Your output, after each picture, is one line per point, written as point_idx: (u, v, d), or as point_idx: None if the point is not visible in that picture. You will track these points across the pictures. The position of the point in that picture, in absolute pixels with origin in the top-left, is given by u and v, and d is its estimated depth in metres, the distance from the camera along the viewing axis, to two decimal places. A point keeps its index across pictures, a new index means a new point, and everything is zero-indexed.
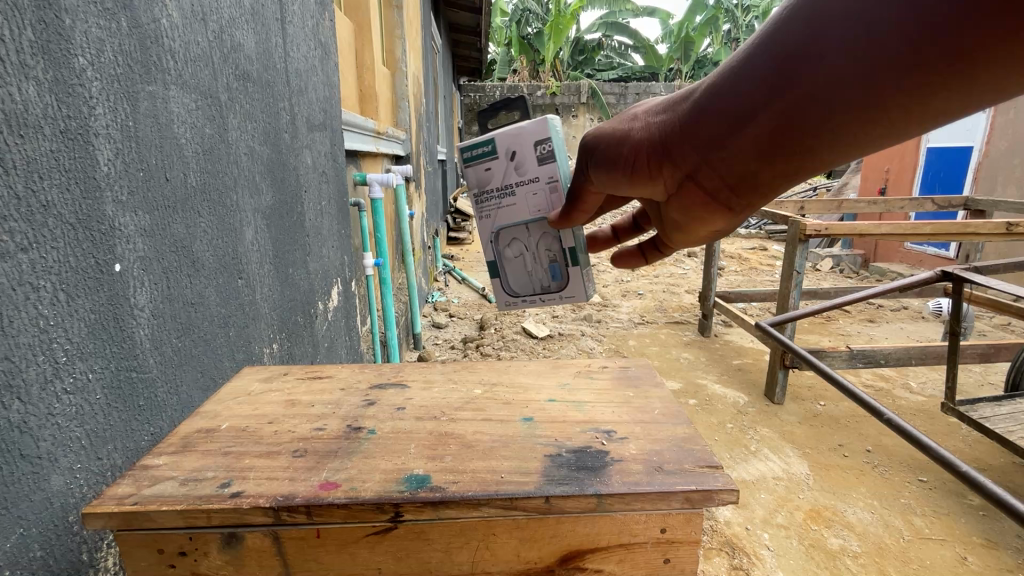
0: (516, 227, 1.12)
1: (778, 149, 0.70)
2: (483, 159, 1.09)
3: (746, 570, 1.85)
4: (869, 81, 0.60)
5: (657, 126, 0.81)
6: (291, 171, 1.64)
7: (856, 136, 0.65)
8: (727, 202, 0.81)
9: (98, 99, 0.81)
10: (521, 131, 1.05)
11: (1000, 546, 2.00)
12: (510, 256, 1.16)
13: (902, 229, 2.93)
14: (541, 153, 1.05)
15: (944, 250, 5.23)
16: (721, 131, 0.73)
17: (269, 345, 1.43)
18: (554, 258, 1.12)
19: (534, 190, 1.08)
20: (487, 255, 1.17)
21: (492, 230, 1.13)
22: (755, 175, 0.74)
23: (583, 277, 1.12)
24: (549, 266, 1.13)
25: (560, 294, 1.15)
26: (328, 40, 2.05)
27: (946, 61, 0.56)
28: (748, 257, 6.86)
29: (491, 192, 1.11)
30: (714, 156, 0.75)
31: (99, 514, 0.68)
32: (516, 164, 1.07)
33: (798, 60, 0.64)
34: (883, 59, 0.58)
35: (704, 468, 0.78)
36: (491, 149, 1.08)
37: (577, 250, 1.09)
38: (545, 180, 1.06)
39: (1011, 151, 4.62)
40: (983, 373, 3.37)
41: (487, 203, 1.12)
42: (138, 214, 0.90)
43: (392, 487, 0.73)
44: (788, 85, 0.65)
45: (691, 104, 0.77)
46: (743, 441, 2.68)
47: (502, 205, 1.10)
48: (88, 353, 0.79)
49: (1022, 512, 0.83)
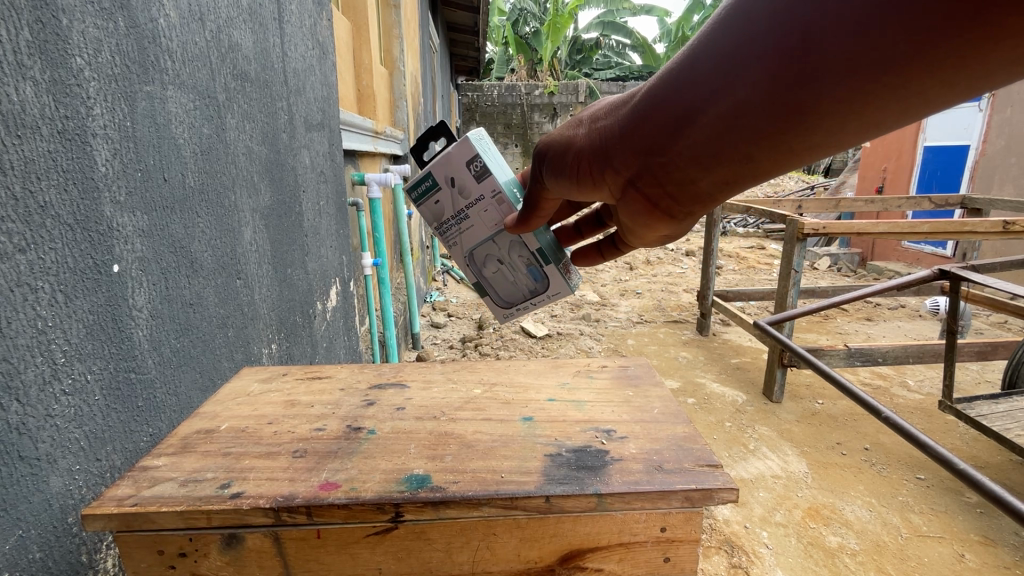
0: (484, 243, 1.12)
1: (724, 156, 0.64)
2: (431, 194, 1.11)
3: (744, 569, 1.85)
4: (829, 78, 0.53)
5: (598, 132, 0.76)
6: (289, 171, 1.63)
7: (815, 142, 0.59)
8: (671, 212, 0.76)
9: (96, 99, 0.81)
10: (449, 156, 1.07)
11: (996, 544, 2.00)
12: (490, 272, 1.17)
13: (900, 228, 2.94)
14: (475, 170, 1.07)
15: (941, 248, 5.26)
16: (660, 137, 0.67)
17: (268, 346, 1.43)
18: (529, 262, 1.11)
19: (484, 206, 1.08)
20: (470, 277, 1.19)
21: (465, 253, 1.14)
22: (695, 185, 0.69)
23: (561, 271, 1.10)
24: (528, 270, 1.12)
25: (547, 293, 1.14)
26: (325, 39, 2.04)
27: (923, 57, 0.48)
28: (747, 256, 6.87)
29: (448, 221, 1.12)
30: (653, 163, 0.70)
31: (99, 516, 0.68)
32: (459, 188, 1.09)
33: (746, 59, 0.57)
34: (850, 54, 0.51)
35: (704, 467, 0.79)
36: (433, 182, 1.10)
37: (545, 249, 1.07)
38: (489, 195, 1.07)
39: (1008, 149, 4.63)
40: (980, 370, 3.39)
41: (449, 232, 1.13)
42: (136, 214, 0.90)
43: (392, 487, 0.73)
44: (732, 87, 0.59)
45: (631, 107, 0.71)
46: (742, 439, 2.68)
47: (462, 229, 1.12)
48: (88, 353, 0.79)
49: (1019, 510, 0.83)
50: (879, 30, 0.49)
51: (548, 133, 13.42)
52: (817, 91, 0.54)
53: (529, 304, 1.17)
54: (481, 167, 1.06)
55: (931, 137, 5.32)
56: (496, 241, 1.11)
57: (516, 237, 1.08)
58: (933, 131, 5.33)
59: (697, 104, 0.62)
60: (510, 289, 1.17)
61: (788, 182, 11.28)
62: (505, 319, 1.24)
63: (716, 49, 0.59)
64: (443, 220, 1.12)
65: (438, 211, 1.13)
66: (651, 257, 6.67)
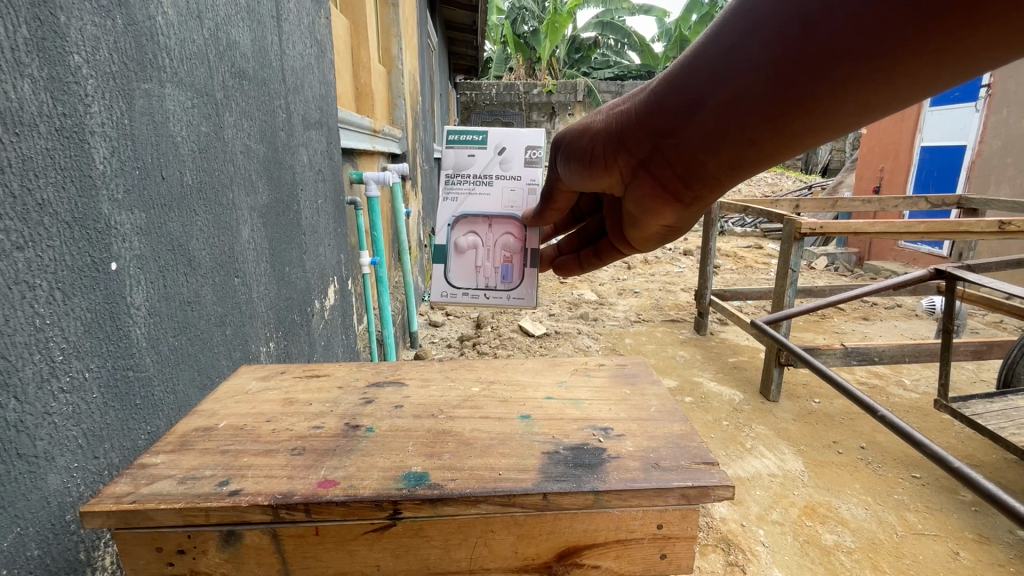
0: (480, 217, 1.33)
1: (718, 141, 0.78)
2: (472, 147, 1.34)
3: (741, 567, 1.86)
4: (798, 78, 0.66)
5: (616, 120, 0.92)
6: (287, 169, 1.63)
7: (791, 133, 0.71)
8: (677, 194, 0.90)
9: (93, 97, 0.81)
10: (515, 136, 1.32)
11: (991, 541, 2.02)
12: (463, 246, 1.34)
13: (897, 228, 2.95)
14: (529, 156, 1.31)
15: (938, 248, 5.28)
16: (668, 124, 0.82)
17: (265, 344, 1.42)
18: (509, 259, 1.33)
19: (512, 187, 1.33)
20: (441, 237, 1.35)
21: (455, 212, 1.33)
22: (698, 168, 0.83)
23: (532, 281, 1.32)
24: (504, 266, 1.34)
25: (506, 293, 1.33)
26: (324, 38, 2.05)
27: (869, 63, 0.61)
28: (744, 255, 6.89)
29: (467, 177, 1.34)
30: (662, 147, 0.85)
31: (98, 513, 0.68)
32: (502, 159, 1.32)
33: (731, 61, 0.71)
34: (811, 59, 0.64)
35: (700, 464, 0.79)
36: (481, 140, 1.34)
37: (535, 253, 1.32)
38: (525, 182, 1.32)
39: (1004, 149, 4.65)
40: (975, 370, 3.40)
41: (461, 185, 1.34)
42: (134, 212, 0.90)
43: (390, 485, 0.74)
44: (723, 84, 0.73)
45: (645, 99, 0.86)
46: (739, 438, 2.69)
47: (474, 190, 1.33)
48: (85, 351, 0.79)
49: (1014, 508, 0.83)
50: (833, 41, 0.61)
51: (546, 132, 13.41)
52: (790, 90, 0.67)
53: (480, 292, 1.34)
54: (534, 158, 1.32)
55: (928, 137, 5.33)
56: (491, 222, 1.32)
57: (521, 224, 1.31)
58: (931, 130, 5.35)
59: (696, 97, 0.77)
60: (473, 272, 1.35)
61: (786, 182, 11.30)
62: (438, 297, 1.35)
63: (716, 53, 0.72)
64: (464, 171, 1.34)
65: (467, 163, 1.35)
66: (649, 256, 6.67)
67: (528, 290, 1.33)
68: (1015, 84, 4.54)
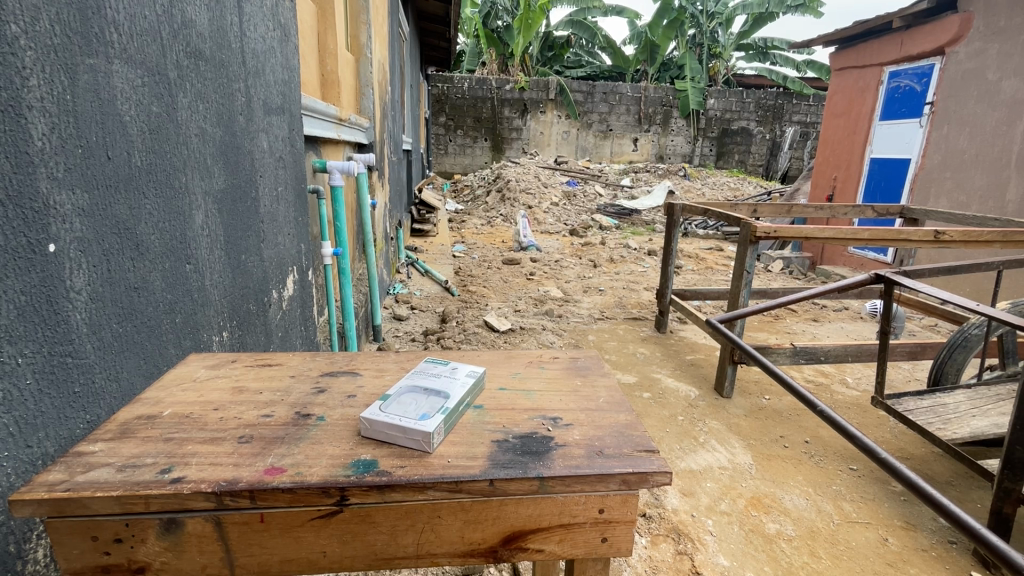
0: (421, 383, 0.92)
1: None
2: (438, 361, 1.02)
3: (689, 555, 1.94)
4: None
5: None
6: (244, 155, 1.58)
7: None
8: None
9: (32, 69, 0.78)
10: (463, 365, 1.00)
11: (917, 528, 2.16)
12: (402, 395, 0.89)
13: (843, 235, 3.10)
14: (466, 372, 0.97)
15: (883, 254, 5.61)
16: None
17: (218, 333, 1.38)
18: (431, 410, 0.85)
19: (451, 376, 0.95)
20: (393, 388, 0.92)
21: (408, 376, 0.95)
22: None
23: (438, 429, 0.80)
24: (421, 415, 0.83)
25: (412, 438, 0.80)
26: (287, 22, 1.98)
27: None
28: (705, 257, 7.10)
29: (433, 366, 0.99)
30: None
31: (28, 502, 0.66)
32: (453, 367, 0.98)
33: None
34: None
35: (642, 452, 0.83)
36: (444, 361, 1.03)
37: (451, 416, 0.85)
38: (463, 376, 0.95)
39: (943, 164, 4.90)
40: (911, 369, 3.64)
41: (428, 366, 0.99)
42: (76, 192, 0.86)
43: (338, 471, 0.74)
44: None
45: None
46: (693, 432, 2.79)
47: (431, 371, 0.96)
48: (18, 335, 0.76)
49: (944, 505, 0.88)
50: None
51: (518, 128, 13.38)
52: None
53: (390, 424, 0.81)
54: (464, 375, 0.96)
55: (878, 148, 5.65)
56: (426, 390, 0.90)
57: (452, 400, 0.88)
58: (881, 143, 5.61)
59: None
60: (400, 407, 0.85)
61: (746, 188, 11.70)
62: (363, 426, 0.83)
63: None
64: (432, 363, 1.00)
65: (437, 362, 1.02)
66: (615, 256, 6.80)
67: (431, 434, 0.80)
68: (956, 102, 4.79)
